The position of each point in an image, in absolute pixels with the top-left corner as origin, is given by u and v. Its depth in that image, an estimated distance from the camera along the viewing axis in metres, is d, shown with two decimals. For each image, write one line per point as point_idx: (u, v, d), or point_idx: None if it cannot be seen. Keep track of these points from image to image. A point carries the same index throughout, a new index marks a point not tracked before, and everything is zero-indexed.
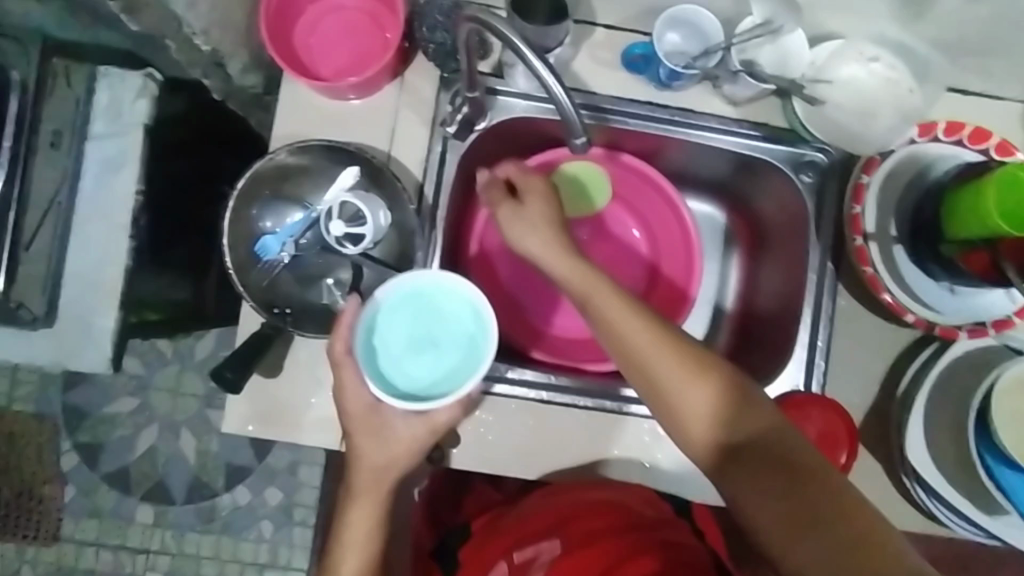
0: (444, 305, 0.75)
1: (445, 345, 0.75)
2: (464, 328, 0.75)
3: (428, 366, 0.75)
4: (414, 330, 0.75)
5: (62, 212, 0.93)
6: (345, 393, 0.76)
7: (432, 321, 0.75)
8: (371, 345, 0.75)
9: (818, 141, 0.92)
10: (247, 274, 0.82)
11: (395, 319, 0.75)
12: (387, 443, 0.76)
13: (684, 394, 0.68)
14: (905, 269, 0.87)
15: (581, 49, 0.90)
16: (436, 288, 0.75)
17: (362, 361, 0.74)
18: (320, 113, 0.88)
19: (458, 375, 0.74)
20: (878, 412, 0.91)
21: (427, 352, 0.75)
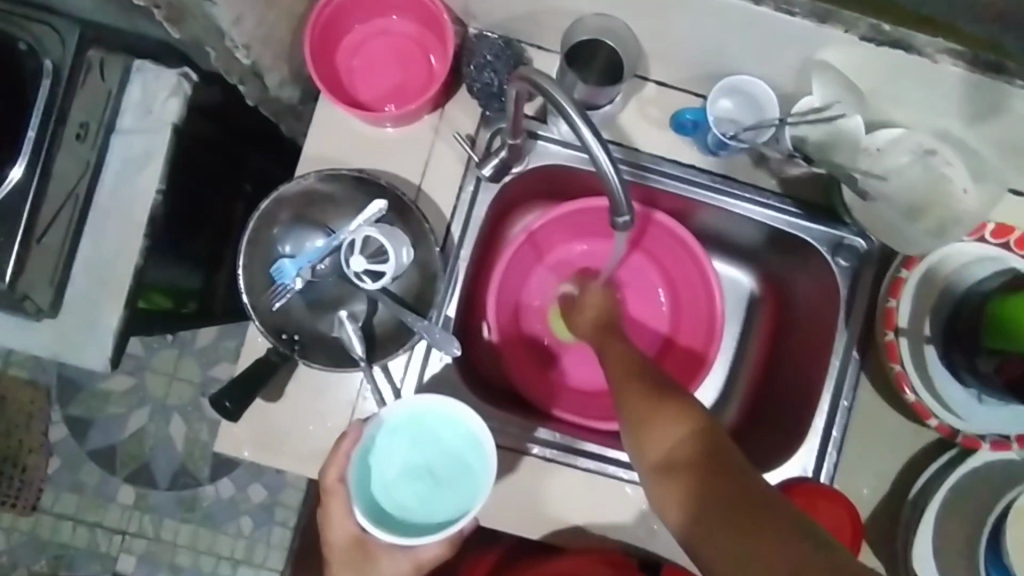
0: (446, 438, 0.74)
1: (444, 479, 0.74)
2: (463, 459, 0.74)
3: (421, 495, 0.73)
4: (412, 458, 0.74)
5: (79, 204, 0.91)
6: (333, 523, 0.80)
7: (432, 451, 0.74)
8: (367, 467, 0.74)
9: (858, 227, 0.89)
10: (259, 297, 0.80)
11: (394, 443, 0.74)
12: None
13: (655, 419, 0.64)
14: (937, 373, 0.84)
15: (630, 103, 0.88)
16: (440, 420, 0.75)
17: (355, 485, 0.73)
18: (354, 139, 0.86)
19: (451, 510, 0.73)
20: (886, 512, 0.88)
21: (422, 482, 0.74)
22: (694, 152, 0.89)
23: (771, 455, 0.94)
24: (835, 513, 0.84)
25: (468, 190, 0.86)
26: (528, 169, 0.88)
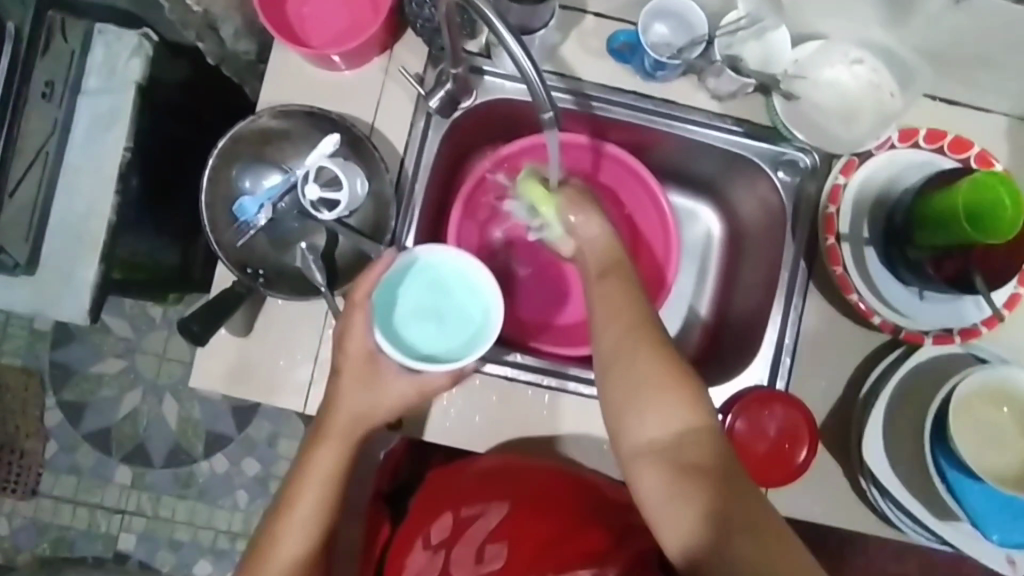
0: (459, 292, 0.80)
1: (452, 322, 0.79)
2: (473, 309, 0.79)
3: (430, 334, 0.79)
4: (427, 300, 0.80)
5: (49, 162, 0.95)
6: (349, 336, 0.77)
7: (444, 299, 0.80)
8: (389, 298, 0.79)
9: (798, 141, 0.92)
10: (222, 234, 0.84)
11: (417, 283, 0.80)
12: (375, 394, 0.78)
13: (665, 407, 0.70)
14: (876, 273, 0.88)
15: (571, 35, 0.91)
16: (456, 274, 0.80)
17: (377, 310, 0.78)
18: (308, 82, 0.89)
19: (456, 349, 0.78)
20: (840, 412, 0.91)
21: (433, 322, 0.79)
22: (635, 79, 0.92)
23: (728, 369, 0.97)
24: (787, 417, 0.87)
25: (420, 126, 0.89)
26: (476, 104, 0.92)
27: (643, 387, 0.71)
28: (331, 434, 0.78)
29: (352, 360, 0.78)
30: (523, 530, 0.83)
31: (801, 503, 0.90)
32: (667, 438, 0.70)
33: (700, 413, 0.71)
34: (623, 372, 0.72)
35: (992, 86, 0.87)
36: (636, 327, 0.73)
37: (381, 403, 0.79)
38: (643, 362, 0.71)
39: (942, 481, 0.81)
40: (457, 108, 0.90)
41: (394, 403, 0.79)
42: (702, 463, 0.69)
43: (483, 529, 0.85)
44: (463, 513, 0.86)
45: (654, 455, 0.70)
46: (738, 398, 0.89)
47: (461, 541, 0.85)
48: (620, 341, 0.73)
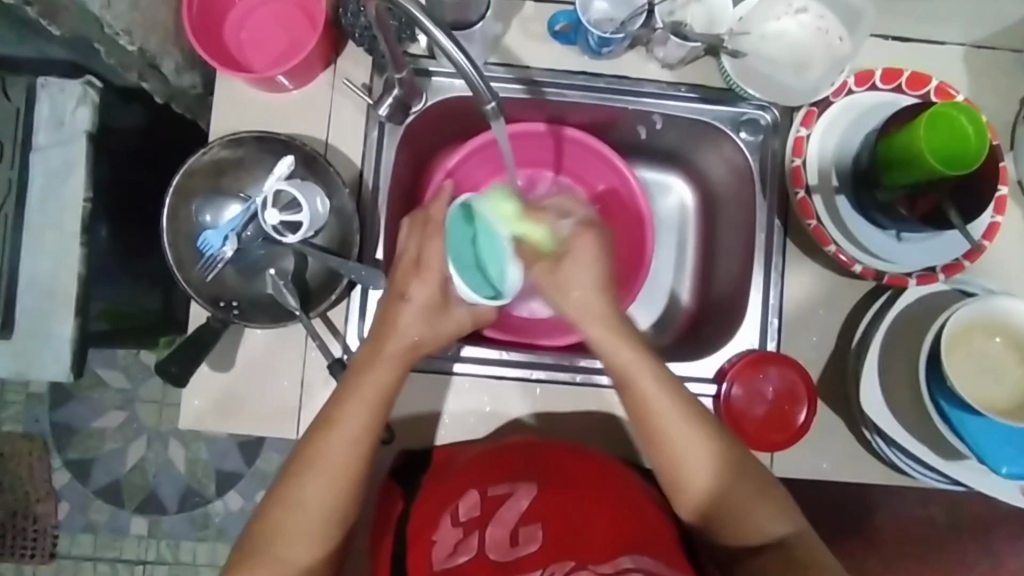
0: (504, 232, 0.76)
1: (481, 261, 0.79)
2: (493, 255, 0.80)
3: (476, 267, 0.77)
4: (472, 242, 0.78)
5: (11, 222, 0.94)
6: (427, 262, 0.76)
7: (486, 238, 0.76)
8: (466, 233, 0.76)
9: (756, 99, 0.91)
10: (190, 272, 0.83)
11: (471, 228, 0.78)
12: (440, 321, 0.77)
13: (711, 472, 0.74)
14: (851, 220, 0.86)
15: (512, 25, 0.90)
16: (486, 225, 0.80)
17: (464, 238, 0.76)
18: (256, 108, 0.88)
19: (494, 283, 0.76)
20: (835, 365, 0.90)
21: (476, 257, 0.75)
22: (583, 60, 0.91)
23: (717, 338, 0.96)
24: (781, 378, 0.87)
25: (374, 136, 0.89)
26: (428, 106, 0.91)
27: (679, 438, 0.74)
28: (387, 357, 0.75)
29: (423, 291, 0.76)
30: (558, 511, 0.73)
31: (809, 462, 0.89)
32: (714, 496, 0.75)
33: (742, 466, 0.75)
34: (658, 432, 0.75)
35: (941, 17, 0.86)
36: (671, 406, 0.74)
37: (445, 332, 0.77)
38: (685, 434, 0.74)
39: (944, 422, 0.80)
40: (409, 113, 0.89)
41: (454, 334, 0.78)
42: (749, 510, 0.74)
43: (514, 511, 0.73)
44: (489, 491, 0.75)
45: (707, 511, 0.75)
46: (732, 364, 0.89)
47: (492, 522, 0.73)
48: (660, 422, 0.75)
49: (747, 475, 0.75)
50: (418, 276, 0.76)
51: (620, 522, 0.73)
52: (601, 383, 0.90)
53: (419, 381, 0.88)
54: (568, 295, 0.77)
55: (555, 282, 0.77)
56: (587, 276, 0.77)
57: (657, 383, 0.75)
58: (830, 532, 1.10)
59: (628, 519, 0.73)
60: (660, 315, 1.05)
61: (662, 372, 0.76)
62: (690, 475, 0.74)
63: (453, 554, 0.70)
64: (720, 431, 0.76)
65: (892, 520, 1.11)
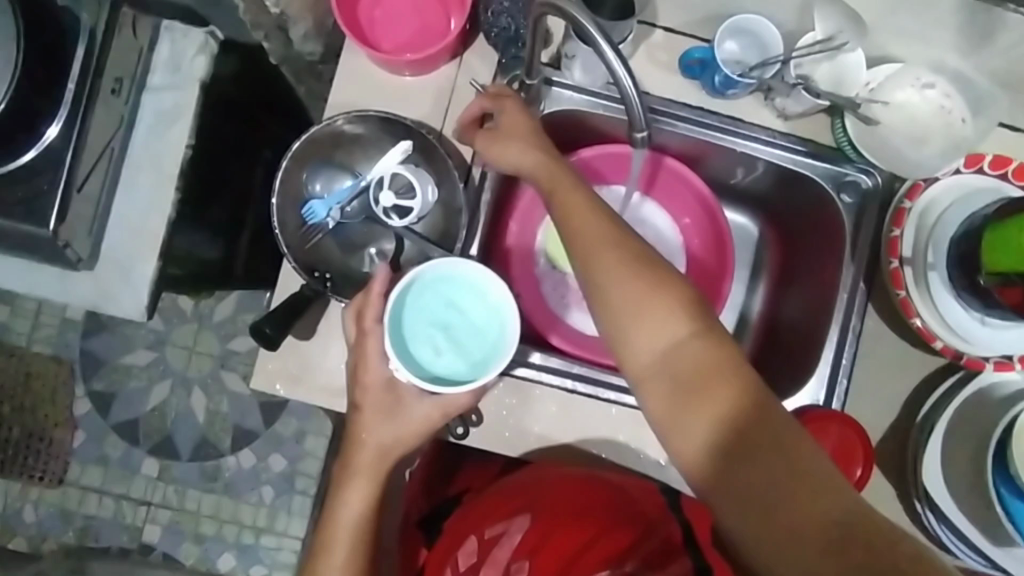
0: (497, 295, 0.77)
1: (458, 331, 0.77)
2: (476, 321, 0.78)
3: (450, 345, 0.77)
4: (439, 312, 0.78)
5: (114, 156, 0.95)
6: (367, 366, 0.75)
7: (457, 314, 0.78)
8: (442, 313, 0.78)
9: (862, 162, 0.92)
10: (291, 235, 0.84)
11: (451, 288, 0.78)
12: (398, 420, 0.74)
13: (655, 318, 0.67)
14: (940, 299, 0.86)
15: (640, 49, 0.92)
16: (451, 280, 0.78)
17: (430, 309, 0.78)
18: (377, 87, 0.89)
19: (494, 359, 0.76)
20: (894, 434, 0.92)
21: (447, 346, 0.77)
22: (702, 95, 0.93)
23: (780, 389, 0.97)
24: (846, 437, 0.86)
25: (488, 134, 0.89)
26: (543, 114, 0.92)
27: (622, 290, 0.69)
28: (358, 471, 0.73)
29: (372, 394, 0.74)
30: (548, 546, 0.76)
31: None
32: (654, 349, 0.67)
33: (686, 318, 0.67)
34: (602, 289, 0.70)
35: None
36: (602, 242, 0.71)
37: (407, 430, 0.74)
38: (626, 285, 0.69)
39: (1002, 507, 0.81)
40: None
41: (422, 429, 0.74)
42: (701, 373, 0.66)
43: (508, 548, 0.77)
44: (485, 533, 0.78)
45: (650, 368, 0.67)
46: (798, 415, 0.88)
47: (487, 562, 0.77)
48: (591, 257, 0.71)
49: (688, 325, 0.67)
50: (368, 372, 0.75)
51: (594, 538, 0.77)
52: None
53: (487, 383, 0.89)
54: (504, 152, 0.78)
55: (492, 144, 0.79)
56: (525, 139, 0.79)
57: (590, 221, 0.72)
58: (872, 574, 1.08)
59: (619, 527, 0.76)
60: None
61: (595, 204, 0.74)
62: (636, 335, 0.68)
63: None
64: (654, 275, 0.69)
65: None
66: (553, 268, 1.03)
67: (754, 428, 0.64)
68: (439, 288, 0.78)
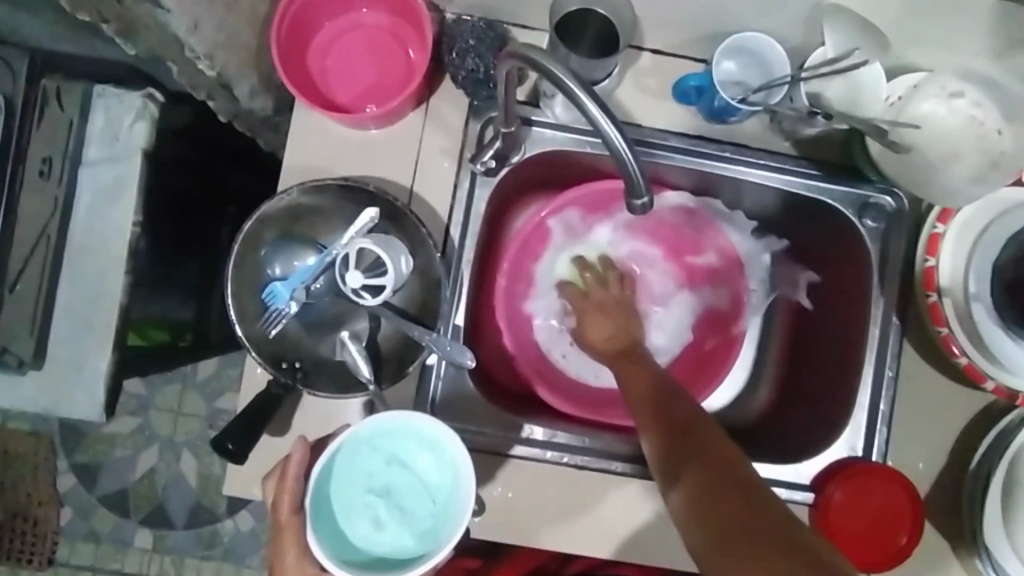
0: (444, 451, 0.68)
1: (401, 496, 0.68)
2: (424, 482, 0.68)
3: (392, 516, 0.68)
4: (378, 475, 0.69)
5: (52, 244, 0.89)
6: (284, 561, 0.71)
7: (400, 474, 0.68)
8: (380, 478, 0.68)
9: (884, 183, 0.83)
10: (252, 325, 0.74)
11: (390, 446, 0.69)
12: None
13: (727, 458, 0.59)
14: (987, 331, 0.77)
15: (627, 77, 0.82)
16: (388, 436, 0.68)
17: (366, 473, 0.69)
18: (336, 144, 0.79)
19: (446, 526, 0.66)
20: (945, 482, 0.82)
21: (389, 516, 0.68)
22: (699, 122, 0.83)
23: (813, 437, 0.87)
24: (893, 499, 0.77)
25: (464, 187, 0.80)
26: (526, 158, 0.82)
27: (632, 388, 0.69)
28: None
29: None
30: None
31: None
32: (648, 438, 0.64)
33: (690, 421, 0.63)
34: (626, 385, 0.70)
35: None
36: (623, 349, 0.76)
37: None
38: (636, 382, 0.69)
39: None
40: (507, 164, 0.81)
41: None
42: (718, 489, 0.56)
43: None
44: None
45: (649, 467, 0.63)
46: (818, 483, 0.81)
47: None
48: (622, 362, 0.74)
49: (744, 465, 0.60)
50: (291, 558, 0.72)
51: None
52: None
53: (487, 465, 0.80)
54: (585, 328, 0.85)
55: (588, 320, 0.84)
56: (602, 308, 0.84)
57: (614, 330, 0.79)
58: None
59: None
60: (737, 394, 0.98)
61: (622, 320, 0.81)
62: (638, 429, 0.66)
63: None
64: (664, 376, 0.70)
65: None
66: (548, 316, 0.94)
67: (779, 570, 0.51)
68: (372, 448, 0.68)
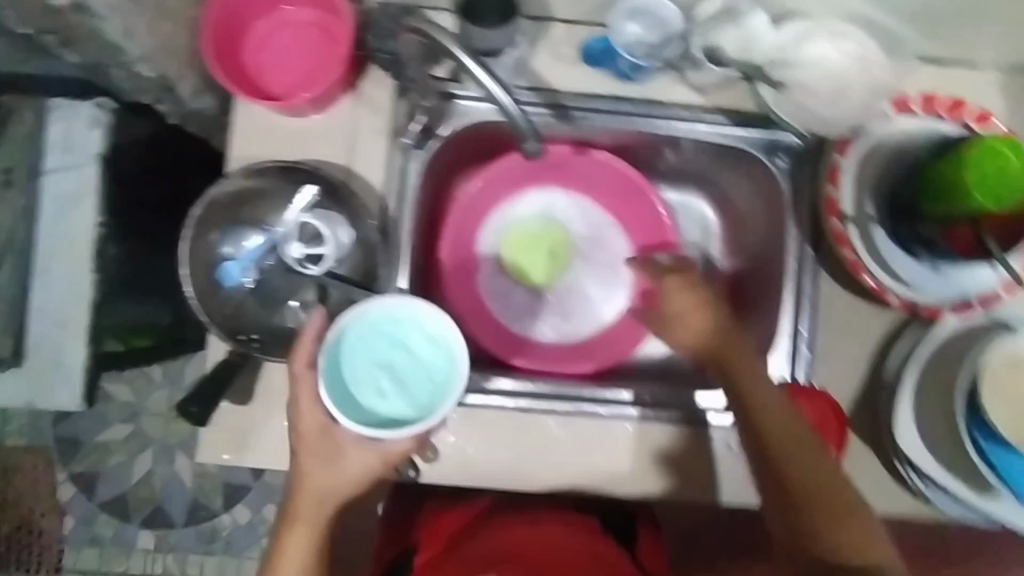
0: (445, 337, 0.74)
1: (402, 372, 0.74)
2: (426, 363, 0.75)
3: (392, 388, 0.75)
4: (383, 351, 0.75)
5: (18, 249, 0.98)
6: (299, 411, 0.75)
7: (402, 354, 0.74)
8: (385, 354, 0.75)
9: (791, 125, 0.89)
10: (209, 301, 0.81)
11: (397, 326, 0.75)
12: (334, 467, 0.75)
13: (774, 429, 0.78)
14: (887, 249, 0.84)
15: (540, 47, 0.88)
16: (394, 317, 0.74)
17: (372, 349, 0.75)
18: (273, 131, 0.85)
19: (439, 402, 0.73)
20: (865, 394, 0.88)
21: (391, 388, 0.75)
22: (613, 83, 0.89)
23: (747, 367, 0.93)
24: (823, 420, 0.83)
25: (397, 162, 0.87)
26: (456, 131, 0.90)
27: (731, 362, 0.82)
28: (302, 519, 0.76)
29: (306, 437, 0.75)
30: None
31: None
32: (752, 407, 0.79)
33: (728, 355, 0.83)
34: (735, 353, 0.83)
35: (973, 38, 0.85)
36: (691, 300, 0.86)
37: (347, 475, 0.76)
38: (696, 317, 0.85)
39: (980, 454, 0.77)
40: (434, 137, 0.89)
41: (361, 475, 0.76)
42: (755, 394, 0.80)
43: None
44: None
45: (771, 434, 0.78)
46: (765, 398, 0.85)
47: None
48: (688, 322, 0.85)
49: (769, 393, 0.79)
50: (306, 408, 0.75)
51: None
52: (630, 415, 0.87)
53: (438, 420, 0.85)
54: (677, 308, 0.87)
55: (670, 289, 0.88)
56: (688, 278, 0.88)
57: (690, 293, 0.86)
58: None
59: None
60: None
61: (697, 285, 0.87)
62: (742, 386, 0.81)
63: None
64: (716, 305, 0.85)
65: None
66: (493, 278, 1.01)
67: (802, 466, 0.76)
68: (377, 328, 0.74)
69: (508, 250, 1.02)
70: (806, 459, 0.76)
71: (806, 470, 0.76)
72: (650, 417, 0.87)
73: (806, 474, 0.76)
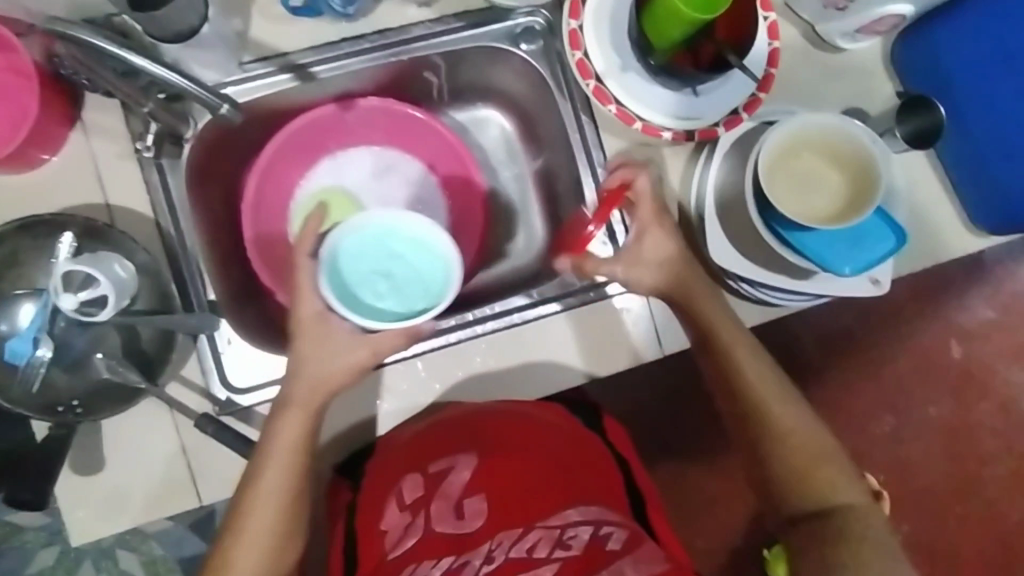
0: (439, 249, 0.79)
1: (396, 277, 0.79)
2: (422, 271, 0.80)
3: (386, 293, 0.79)
4: (378, 259, 0.80)
5: None
6: (297, 296, 0.74)
7: (398, 262, 0.79)
8: (382, 261, 0.79)
9: (524, 7, 0.90)
10: (8, 389, 0.76)
11: (390, 236, 0.80)
12: (331, 354, 0.74)
13: (790, 428, 0.78)
14: (646, 91, 0.88)
15: (252, 15, 0.86)
16: (391, 229, 0.79)
17: (369, 253, 0.79)
18: (14, 194, 0.81)
19: (432, 305, 0.78)
20: (685, 233, 0.91)
21: (387, 292, 0.79)
22: (336, 27, 0.88)
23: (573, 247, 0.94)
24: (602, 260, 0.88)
25: (155, 179, 0.83)
26: (199, 132, 0.85)
27: (726, 338, 0.81)
28: (296, 402, 0.74)
29: (301, 323, 0.74)
30: (496, 479, 0.79)
31: None
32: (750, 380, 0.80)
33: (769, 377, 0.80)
34: (732, 343, 0.81)
35: None
36: (713, 311, 0.82)
37: (342, 366, 0.74)
38: (730, 334, 0.81)
39: (784, 244, 0.82)
40: (184, 141, 0.84)
41: (355, 367, 0.75)
42: (775, 409, 0.79)
43: (456, 484, 0.79)
44: (430, 468, 0.80)
45: (784, 434, 0.78)
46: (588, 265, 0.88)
47: (436, 497, 0.78)
48: (709, 325, 0.81)
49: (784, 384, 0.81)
50: (300, 297, 0.74)
51: (570, 503, 0.75)
52: (476, 332, 0.87)
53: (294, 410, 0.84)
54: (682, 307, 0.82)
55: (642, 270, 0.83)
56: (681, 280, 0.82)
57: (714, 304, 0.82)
58: (657, 465, 1.29)
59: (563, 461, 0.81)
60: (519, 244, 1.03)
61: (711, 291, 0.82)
62: (748, 374, 0.80)
63: (402, 538, 0.75)
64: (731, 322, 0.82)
65: (711, 472, 1.30)
66: None
67: (799, 458, 0.77)
68: (375, 239, 0.79)
69: (307, 222, 0.98)
70: (804, 442, 0.78)
71: (797, 450, 0.77)
72: (497, 326, 0.88)
73: (812, 448, 0.78)
